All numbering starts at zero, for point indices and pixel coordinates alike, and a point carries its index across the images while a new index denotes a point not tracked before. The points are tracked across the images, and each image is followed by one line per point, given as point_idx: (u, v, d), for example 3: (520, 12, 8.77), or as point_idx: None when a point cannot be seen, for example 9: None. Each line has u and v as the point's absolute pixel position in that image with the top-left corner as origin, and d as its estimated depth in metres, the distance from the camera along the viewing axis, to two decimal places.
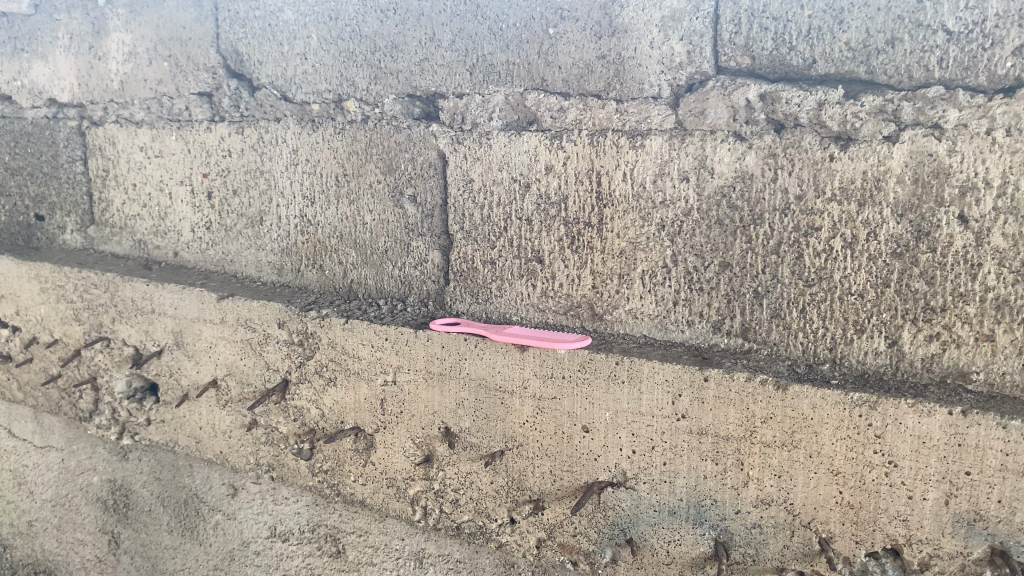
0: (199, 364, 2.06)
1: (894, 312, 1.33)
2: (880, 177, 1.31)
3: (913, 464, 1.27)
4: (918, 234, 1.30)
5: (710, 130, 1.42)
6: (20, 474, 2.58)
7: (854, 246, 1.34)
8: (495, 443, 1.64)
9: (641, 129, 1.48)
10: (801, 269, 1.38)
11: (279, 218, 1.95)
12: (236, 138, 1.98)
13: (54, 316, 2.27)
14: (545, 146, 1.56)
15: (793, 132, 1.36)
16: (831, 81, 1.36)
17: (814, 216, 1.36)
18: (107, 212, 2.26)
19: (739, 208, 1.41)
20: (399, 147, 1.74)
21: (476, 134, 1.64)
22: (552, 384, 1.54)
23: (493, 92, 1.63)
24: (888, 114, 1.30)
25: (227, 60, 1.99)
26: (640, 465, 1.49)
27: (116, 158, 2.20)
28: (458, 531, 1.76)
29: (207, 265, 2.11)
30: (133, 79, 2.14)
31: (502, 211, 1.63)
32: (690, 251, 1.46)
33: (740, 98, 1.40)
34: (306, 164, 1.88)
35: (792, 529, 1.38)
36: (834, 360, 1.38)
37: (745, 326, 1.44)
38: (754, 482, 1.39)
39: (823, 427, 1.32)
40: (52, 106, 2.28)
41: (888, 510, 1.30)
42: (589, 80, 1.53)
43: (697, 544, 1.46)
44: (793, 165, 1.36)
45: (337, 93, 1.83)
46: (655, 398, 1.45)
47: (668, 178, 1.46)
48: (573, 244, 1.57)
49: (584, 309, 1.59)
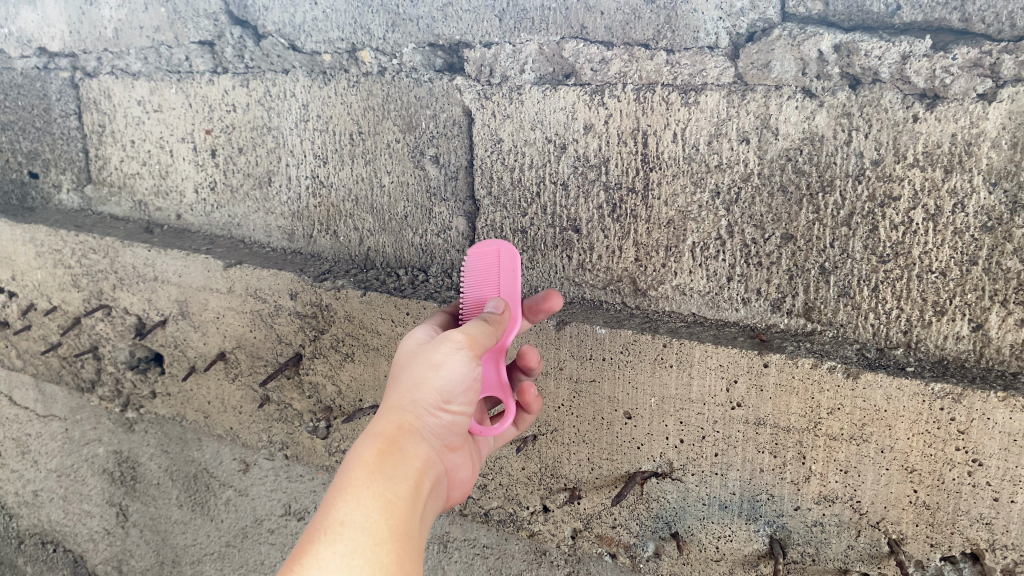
0: (206, 335, 1.94)
1: (981, 293, 1.18)
2: (972, 141, 1.15)
3: (1001, 464, 1.14)
4: (1014, 206, 1.14)
5: (775, 85, 1.26)
6: (23, 443, 2.48)
7: (938, 219, 1.18)
8: (527, 427, 1.53)
9: (694, 83, 1.32)
10: (875, 243, 1.23)
11: (289, 179, 1.80)
12: (241, 91, 1.82)
13: (52, 282, 2.14)
14: (584, 103, 1.41)
15: (871, 89, 1.20)
16: (918, 30, 1.19)
17: (893, 183, 1.20)
18: (105, 170, 2.11)
19: (806, 173, 1.26)
20: (420, 102, 1.59)
21: (507, 89, 1.48)
22: (591, 366, 1.42)
23: (525, 41, 1.46)
24: (984, 68, 1.13)
25: (230, 6, 1.81)
26: (688, 456, 1.38)
27: (111, 112, 2.04)
28: (486, 518, 1.67)
29: (213, 228, 1.98)
30: (127, 26, 1.96)
31: (535, 174, 1.48)
32: (748, 221, 1.32)
33: (811, 49, 1.23)
34: (318, 121, 1.72)
35: (858, 528, 1.26)
36: (909, 344, 1.25)
37: (808, 305, 1.31)
38: (816, 477, 1.27)
39: (897, 421, 1.20)
40: (43, 56, 2.11)
41: (969, 512, 1.18)
42: (636, 27, 1.35)
43: (750, 540, 1.35)
44: (871, 126, 1.21)
45: (350, 42, 1.65)
46: (707, 385, 1.32)
47: (724, 139, 1.31)
48: (615, 213, 1.42)
49: (626, 284, 1.45)
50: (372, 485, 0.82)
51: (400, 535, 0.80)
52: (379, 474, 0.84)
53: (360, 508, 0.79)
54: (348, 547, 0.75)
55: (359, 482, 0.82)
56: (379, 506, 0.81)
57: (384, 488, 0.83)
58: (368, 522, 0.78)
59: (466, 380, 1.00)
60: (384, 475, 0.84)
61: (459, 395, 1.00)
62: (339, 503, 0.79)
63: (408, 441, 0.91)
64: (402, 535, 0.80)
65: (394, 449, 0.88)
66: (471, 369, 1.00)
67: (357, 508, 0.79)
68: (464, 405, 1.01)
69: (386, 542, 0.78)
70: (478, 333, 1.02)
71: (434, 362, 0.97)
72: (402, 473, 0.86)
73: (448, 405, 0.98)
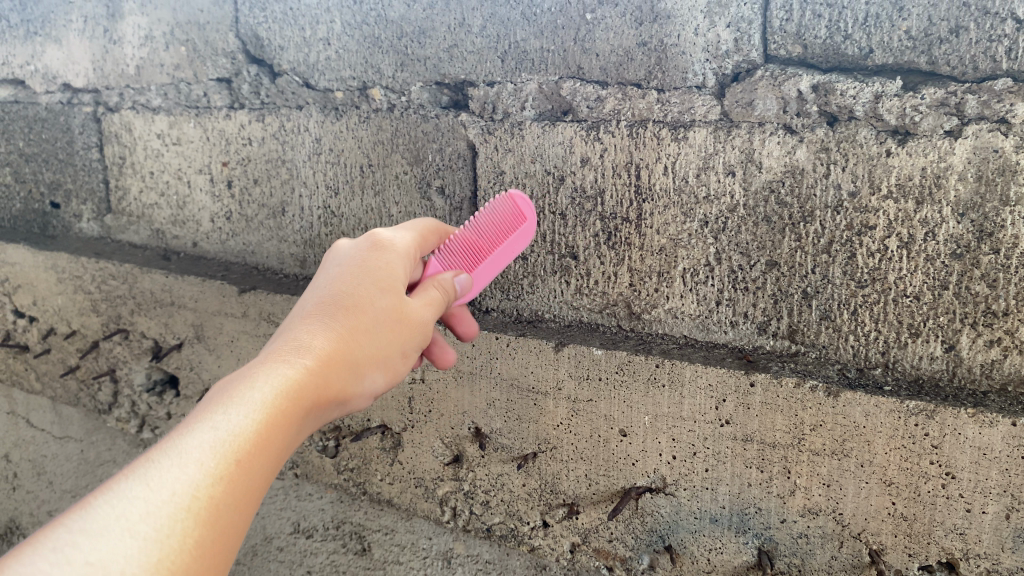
0: (221, 357, 2.02)
1: (952, 316, 1.26)
2: (940, 174, 1.23)
3: (973, 476, 1.22)
4: (980, 235, 1.22)
5: (758, 122, 1.35)
6: (38, 465, 2.51)
7: (911, 247, 1.26)
8: (528, 444, 1.61)
9: (684, 120, 1.41)
10: (853, 269, 1.31)
11: (302, 209, 1.89)
12: (257, 126, 1.92)
13: (72, 307, 2.23)
14: (580, 138, 1.51)
15: (847, 126, 1.29)
16: (890, 71, 1.27)
17: (868, 214, 1.29)
18: (124, 200, 2.21)
19: (789, 204, 1.35)
20: (427, 137, 1.68)
21: (509, 124, 1.58)
22: (588, 386, 1.51)
23: (526, 80, 1.55)
24: (950, 107, 1.21)
25: (247, 45, 1.91)
26: (680, 471, 1.45)
27: (132, 145, 2.14)
28: (489, 533, 1.73)
29: (228, 256, 2.06)
30: (149, 64, 2.06)
31: (535, 204, 1.57)
32: (735, 248, 1.40)
33: (791, 89, 1.32)
34: (330, 154, 1.81)
35: (840, 540, 1.33)
36: (886, 365, 1.32)
37: (792, 327, 1.39)
38: (801, 491, 1.35)
39: (875, 436, 1.28)
40: (67, 92, 2.22)
41: (944, 523, 1.25)
42: (628, 68, 1.45)
43: (740, 552, 1.42)
44: (847, 161, 1.29)
45: (361, 80, 1.75)
46: (697, 403, 1.41)
47: (712, 172, 1.40)
48: (610, 240, 1.51)
49: (621, 308, 1.54)
50: (274, 422, 0.81)
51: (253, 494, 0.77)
52: (282, 413, 0.82)
53: (235, 446, 0.75)
54: (197, 489, 0.70)
55: (248, 422, 0.78)
56: (253, 452, 0.77)
57: (276, 432, 0.81)
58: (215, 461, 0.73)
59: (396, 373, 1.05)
60: (281, 419, 0.82)
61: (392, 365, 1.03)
62: (205, 437, 0.74)
63: (324, 388, 0.89)
64: (257, 487, 0.78)
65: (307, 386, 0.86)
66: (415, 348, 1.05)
67: (221, 452, 0.74)
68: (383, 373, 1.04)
69: (244, 495, 0.75)
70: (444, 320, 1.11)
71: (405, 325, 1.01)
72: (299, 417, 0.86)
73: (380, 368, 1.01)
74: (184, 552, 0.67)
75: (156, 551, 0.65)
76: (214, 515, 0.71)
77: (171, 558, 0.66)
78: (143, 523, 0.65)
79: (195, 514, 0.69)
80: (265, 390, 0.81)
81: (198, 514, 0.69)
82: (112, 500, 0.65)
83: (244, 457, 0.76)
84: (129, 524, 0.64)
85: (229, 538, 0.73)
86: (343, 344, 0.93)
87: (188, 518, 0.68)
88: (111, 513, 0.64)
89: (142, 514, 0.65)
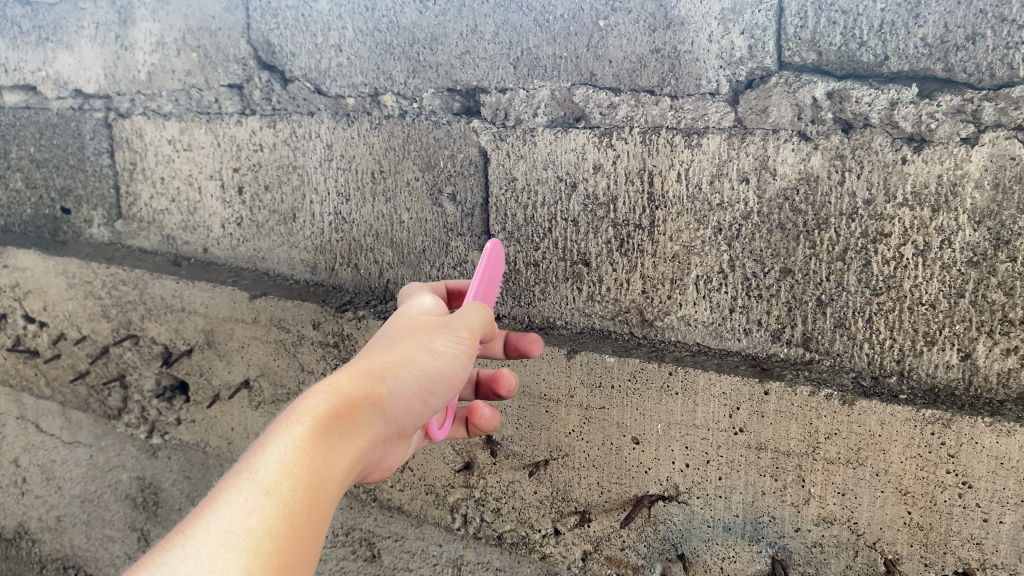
0: (231, 363, 2.03)
1: (968, 324, 1.25)
2: (957, 181, 1.22)
3: (990, 485, 1.21)
4: (997, 242, 1.21)
5: (773, 129, 1.35)
6: (48, 470, 2.52)
7: (926, 255, 1.26)
8: (539, 452, 1.61)
9: (697, 127, 1.41)
10: (868, 276, 1.31)
11: (313, 215, 1.89)
12: (268, 132, 1.92)
13: (82, 312, 2.24)
14: (593, 145, 1.50)
15: (862, 133, 1.29)
16: (905, 78, 1.26)
17: (883, 222, 1.28)
18: (134, 206, 2.21)
19: (803, 211, 1.34)
20: (438, 143, 1.68)
21: (521, 131, 1.58)
22: (600, 394, 1.51)
23: (538, 86, 1.55)
24: (967, 115, 1.21)
25: (259, 51, 1.91)
26: (693, 479, 1.44)
27: (143, 150, 2.15)
28: (499, 541, 1.71)
29: (238, 262, 2.06)
30: (160, 70, 2.07)
31: (547, 211, 1.57)
32: (748, 255, 1.40)
33: (806, 96, 1.33)
34: (341, 160, 1.81)
35: (855, 549, 1.32)
36: (902, 373, 1.31)
37: (806, 335, 1.38)
38: (815, 500, 1.34)
39: (891, 445, 1.27)
40: (78, 97, 2.22)
41: (961, 532, 1.24)
42: (641, 75, 1.45)
43: (753, 561, 1.41)
44: (862, 168, 1.29)
45: (373, 87, 1.75)
46: (711, 411, 1.40)
47: (725, 179, 1.39)
48: (622, 247, 1.50)
49: (634, 315, 1.53)
50: (326, 451, 0.82)
51: (320, 518, 0.79)
52: (333, 443, 0.83)
53: (292, 474, 0.77)
54: (264, 512, 0.73)
55: (301, 450, 0.79)
56: (309, 476, 0.79)
57: (330, 460, 0.82)
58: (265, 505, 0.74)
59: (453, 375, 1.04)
60: (333, 445, 0.83)
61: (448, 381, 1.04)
62: (264, 467, 0.76)
63: (369, 414, 0.90)
64: (323, 507, 0.80)
65: (355, 410, 0.89)
66: (459, 365, 1.05)
67: (280, 477, 0.76)
68: (438, 399, 1.04)
69: (308, 519, 0.77)
70: (479, 329, 1.09)
71: (433, 345, 1.02)
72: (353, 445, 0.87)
73: (427, 394, 1.01)
74: (264, 565, 0.70)
75: (236, 565, 0.68)
76: (285, 534, 0.74)
77: (256, 569, 0.69)
78: (223, 543, 0.69)
79: (270, 533, 0.72)
80: (312, 418, 0.82)
81: (268, 533, 0.72)
82: (195, 529, 0.69)
83: (302, 483, 0.78)
84: (210, 546, 0.68)
85: (305, 558, 0.75)
86: (381, 373, 0.94)
87: (261, 537, 0.71)
88: (195, 539, 0.68)
89: (220, 534, 0.69)
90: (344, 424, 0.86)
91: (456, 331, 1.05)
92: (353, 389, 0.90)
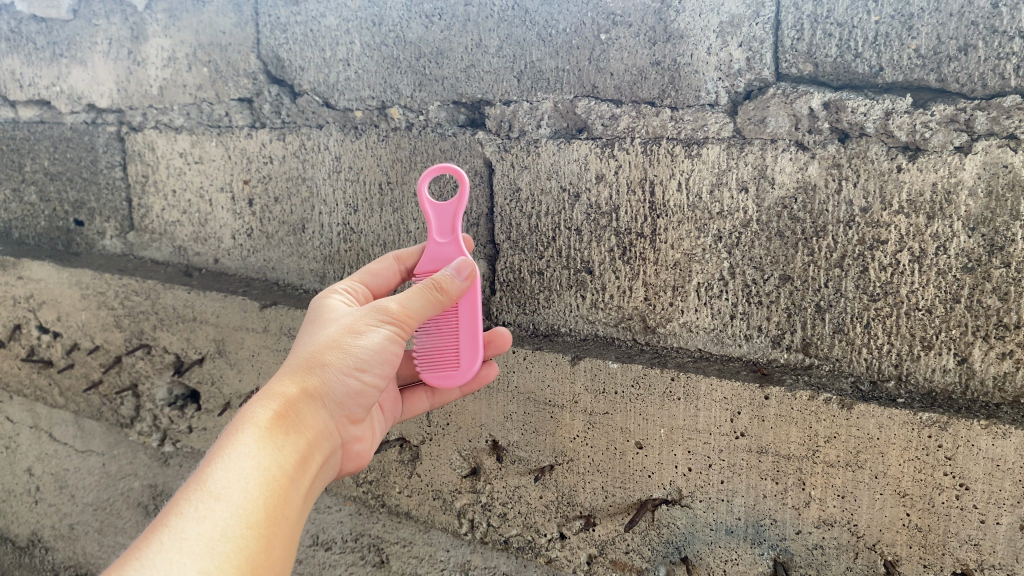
0: (241, 372, 2.06)
1: (964, 329, 1.27)
2: (951, 189, 1.25)
3: (987, 487, 1.23)
4: (991, 249, 1.24)
5: (770, 139, 1.38)
6: (61, 478, 2.55)
7: (922, 261, 1.28)
8: (544, 457, 1.63)
9: (697, 137, 1.44)
10: (866, 283, 1.33)
11: (322, 226, 1.92)
12: (278, 144, 1.96)
13: (95, 322, 2.28)
14: (595, 155, 1.54)
15: (858, 142, 1.32)
16: (899, 88, 1.29)
17: (880, 229, 1.30)
18: (146, 218, 2.25)
19: (801, 219, 1.37)
20: (444, 155, 1.72)
21: (524, 142, 1.61)
22: (604, 399, 1.54)
23: (541, 99, 1.59)
24: (960, 124, 1.24)
25: (268, 66, 1.95)
26: (696, 483, 1.47)
27: (154, 163, 2.19)
28: (506, 546, 1.74)
29: (248, 272, 2.10)
30: (172, 85, 2.11)
31: (550, 220, 1.61)
32: (748, 263, 1.42)
33: (803, 106, 1.35)
34: (350, 171, 1.85)
35: (856, 550, 1.34)
36: (900, 377, 1.33)
37: (806, 341, 1.40)
38: (816, 502, 1.36)
39: (890, 448, 1.29)
40: (91, 112, 2.27)
41: (959, 534, 1.26)
42: (642, 86, 1.48)
43: (755, 563, 1.43)
44: (858, 176, 1.32)
45: (380, 100, 1.79)
46: (713, 416, 1.43)
47: (725, 188, 1.42)
48: (625, 255, 1.54)
49: (636, 322, 1.56)
50: (269, 452, 0.91)
51: (274, 514, 0.88)
52: (272, 444, 0.93)
53: (239, 478, 0.86)
54: (217, 517, 0.82)
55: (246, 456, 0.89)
56: (257, 477, 0.88)
57: (274, 460, 0.91)
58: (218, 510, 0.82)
59: (389, 354, 1.10)
60: (274, 446, 0.93)
61: (384, 365, 1.10)
62: (212, 477, 0.85)
63: (305, 411, 1.00)
64: (277, 505, 0.89)
65: (291, 418, 0.97)
66: (392, 343, 1.09)
67: (228, 483, 0.85)
68: (379, 375, 1.11)
69: (263, 517, 0.86)
70: (415, 302, 1.10)
71: (355, 328, 1.07)
72: (295, 442, 0.96)
73: (362, 374, 1.08)
74: (225, 563, 0.79)
75: (194, 564, 0.76)
76: (243, 534, 0.83)
77: (216, 568, 0.78)
78: (179, 550, 0.77)
79: (224, 533, 0.81)
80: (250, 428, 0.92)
81: (223, 533, 0.81)
82: (152, 540, 0.77)
83: (250, 485, 0.87)
84: (167, 554, 0.76)
85: (265, 551, 0.84)
86: (310, 370, 1.03)
87: (217, 537, 0.80)
88: (153, 550, 0.76)
89: (177, 541, 0.77)
90: (282, 424, 0.95)
91: (383, 310, 1.08)
92: (287, 391, 1.00)
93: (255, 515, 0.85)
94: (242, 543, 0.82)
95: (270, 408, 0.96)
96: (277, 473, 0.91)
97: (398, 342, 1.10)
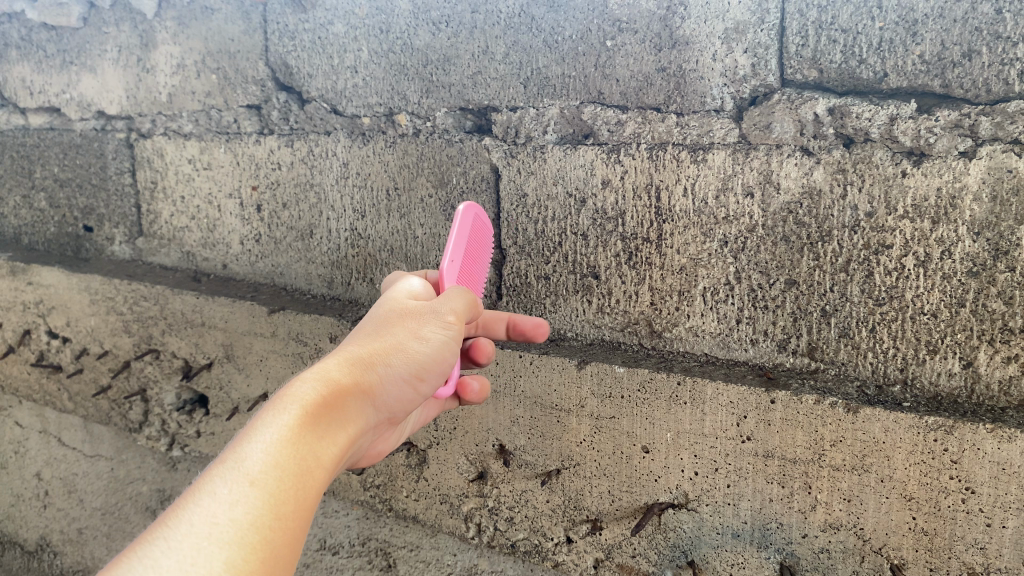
0: (249, 376, 2.07)
1: (969, 333, 1.28)
2: (956, 194, 1.25)
3: (992, 491, 1.23)
4: (996, 253, 1.24)
5: (776, 144, 1.39)
6: (70, 483, 2.56)
7: (928, 265, 1.29)
8: (551, 461, 1.64)
9: (703, 142, 1.45)
10: (871, 287, 1.34)
11: (329, 231, 1.94)
12: (286, 151, 1.97)
13: (104, 327, 2.29)
14: (601, 161, 1.55)
15: (863, 147, 1.32)
16: (904, 94, 1.30)
17: (885, 233, 1.31)
18: (155, 224, 2.27)
19: (806, 224, 1.38)
20: (451, 161, 1.73)
21: (531, 148, 1.63)
22: (610, 404, 1.55)
23: (548, 105, 1.60)
24: (964, 129, 1.24)
25: (276, 73, 1.97)
26: (702, 487, 1.47)
27: (163, 170, 2.21)
28: (513, 550, 1.74)
29: (256, 277, 2.11)
30: (181, 91, 2.13)
31: (557, 226, 1.62)
32: (754, 267, 1.43)
33: (808, 112, 1.36)
34: (357, 177, 1.86)
35: (862, 554, 1.35)
36: (905, 381, 1.34)
37: (812, 345, 1.41)
38: (822, 506, 1.37)
39: (895, 452, 1.30)
40: (101, 119, 2.28)
41: (964, 537, 1.27)
42: (648, 92, 1.49)
43: (762, 568, 1.43)
44: (863, 181, 1.32)
45: (387, 106, 1.81)
46: (719, 420, 1.44)
47: (731, 194, 1.43)
48: (631, 260, 1.55)
49: (642, 327, 1.57)
50: (310, 440, 0.89)
51: (305, 507, 0.85)
52: (315, 432, 0.90)
53: (275, 464, 0.84)
54: (248, 504, 0.79)
55: (287, 440, 0.86)
56: (295, 466, 0.86)
57: (312, 449, 0.89)
58: (250, 495, 0.80)
59: (439, 363, 1.11)
60: (317, 434, 0.90)
61: (429, 372, 1.10)
62: (250, 459, 0.82)
63: (353, 402, 0.97)
64: (307, 499, 0.86)
65: (338, 407, 0.95)
66: (445, 354, 1.11)
67: (264, 468, 0.83)
68: (423, 383, 1.11)
69: (293, 509, 0.83)
70: (468, 317, 1.15)
71: (420, 333, 1.08)
72: (337, 434, 0.94)
73: (412, 379, 1.08)
74: (248, 557, 0.76)
75: (219, 555, 0.74)
76: (271, 525, 0.80)
77: (240, 560, 0.75)
78: (207, 535, 0.74)
79: (253, 521, 0.78)
80: (298, 409, 0.89)
81: (253, 522, 0.78)
82: (180, 520, 0.75)
83: (285, 473, 0.84)
84: (194, 537, 0.74)
85: (289, 544, 0.82)
86: (367, 363, 1.01)
87: (246, 525, 0.78)
88: (181, 531, 0.74)
89: (204, 525, 0.75)
90: (327, 414, 0.93)
91: (445, 317, 1.11)
92: (339, 377, 0.97)
93: (286, 508, 0.83)
94: (268, 535, 0.79)
95: (319, 391, 0.93)
96: (313, 466, 0.88)
97: (449, 353, 1.12)
